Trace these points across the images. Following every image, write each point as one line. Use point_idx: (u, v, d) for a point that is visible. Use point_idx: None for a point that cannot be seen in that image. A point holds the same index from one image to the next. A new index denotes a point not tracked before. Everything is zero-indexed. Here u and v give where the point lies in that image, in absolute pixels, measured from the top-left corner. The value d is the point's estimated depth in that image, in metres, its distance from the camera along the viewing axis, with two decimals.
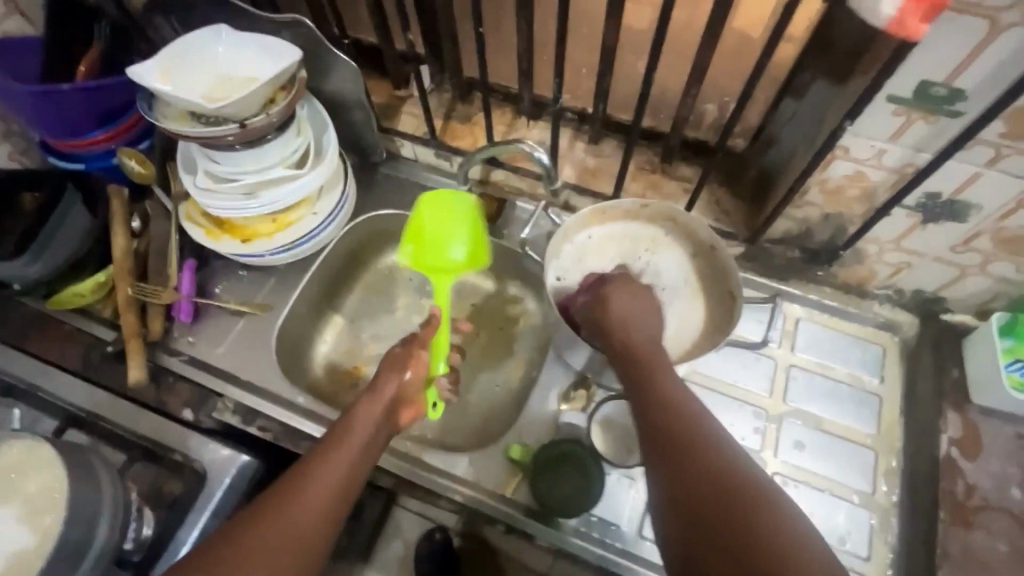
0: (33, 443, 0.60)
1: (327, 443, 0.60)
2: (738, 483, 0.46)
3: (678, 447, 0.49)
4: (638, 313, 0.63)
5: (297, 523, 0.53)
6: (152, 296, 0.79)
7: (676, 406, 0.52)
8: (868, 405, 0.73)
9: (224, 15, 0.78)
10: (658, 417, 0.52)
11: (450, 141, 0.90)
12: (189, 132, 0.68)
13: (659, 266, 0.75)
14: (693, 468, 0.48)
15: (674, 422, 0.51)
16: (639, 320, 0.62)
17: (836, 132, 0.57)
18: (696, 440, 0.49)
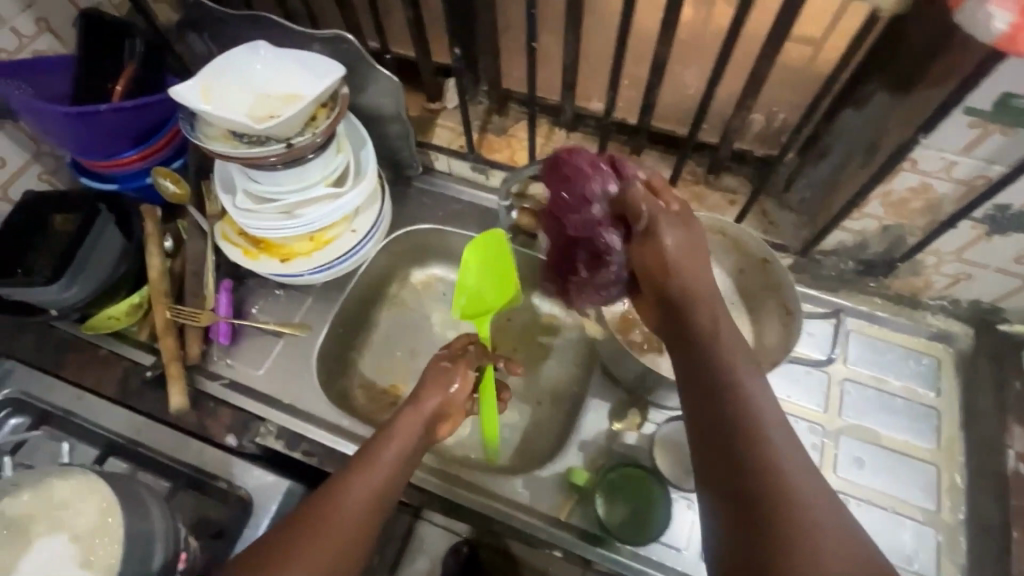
0: (83, 477, 0.58)
1: (370, 450, 0.60)
2: (798, 482, 0.45)
3: (733, 427, 0.48)
4: (688, 260, 0.59)
5: (334, 533, 0.54)
6: (192, 319, 0.77)
7: (736, 382, 0.50)
8: (926, 419, 0.72)
9: (260, 31, 0.76)
10: (712, 388, 0.51)
11: (486, 154, 0.88)
12: (235, 153, 0.66)
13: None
14: (747, 452, 0.46)
15: (737, 397, 0.49)
16: (694, 271, 0.58)
17: (907, 144, 0.56)
18: (755, 422, 0.48)
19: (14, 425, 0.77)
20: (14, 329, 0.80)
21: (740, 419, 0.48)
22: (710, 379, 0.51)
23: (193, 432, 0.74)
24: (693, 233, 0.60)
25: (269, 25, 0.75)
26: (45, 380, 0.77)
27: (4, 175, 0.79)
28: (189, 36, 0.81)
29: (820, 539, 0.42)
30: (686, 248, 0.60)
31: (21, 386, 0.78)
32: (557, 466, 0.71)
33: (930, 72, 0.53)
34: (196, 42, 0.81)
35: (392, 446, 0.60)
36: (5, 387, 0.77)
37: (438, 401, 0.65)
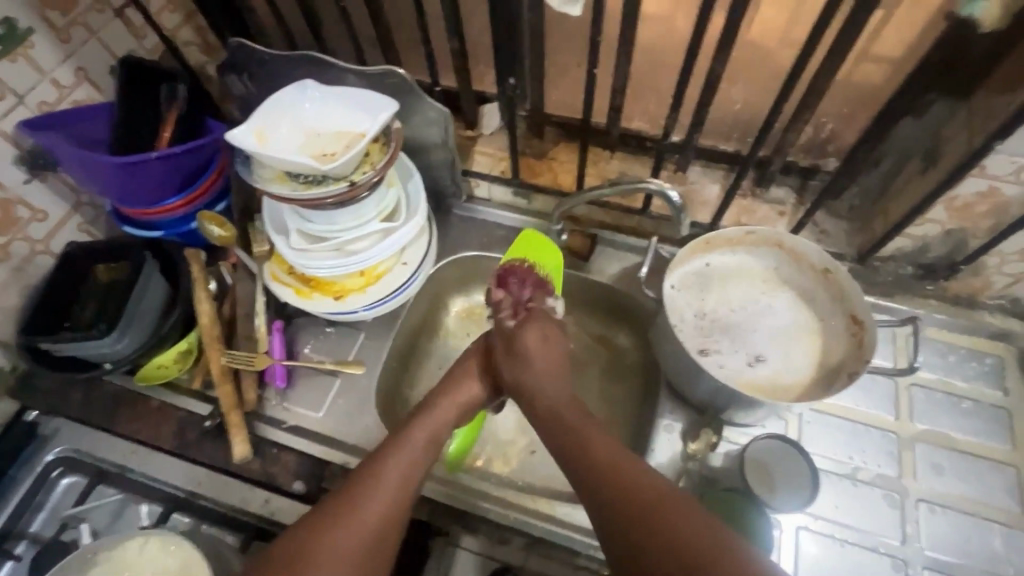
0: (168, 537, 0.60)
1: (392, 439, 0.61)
2: (704, 544, 0.46)
3: (631, 530, 0.50)
4: (546, 368, 0.67)
5: (362, 518, 0.54)
6: (247, 363, 0.76)
7: (623, 485, 0.52)
8: (998, 420, 0.71)
9: (301, 69, 0.75)
10: (602, 505, 0.53)
11: (529, 180, 0.87)
12: (297, 195, 0.65)
13: (775, 310, 0.73)
14: (651, 554, 0.48)
15: (622, 503, 0.51)
16: (550, 378, 0.67)
17: (981, 151, 0.56)
18: (656, 516, 0.49)
19: (67, 485, 0.75)
20: (62, 385, 0.78)
21: (639, 521, 0.50)
22: (595, 487, 0.54)
23: (258, 480, 0.72)
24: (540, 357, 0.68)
25: (312, 64, 0.73)
26: (96, 438, 0.76)
27: (46, 228, 0.77)
28: (228, 78, 0.80)
29: None
30: (545, 351, 0.69)
31: (72, 445, 0.76)
32: None
33: (1012, 81, 0.53)
34: (235, 84, 0.80)
35: (419, 428, 0.63)
36: (56, 447, 0.76)
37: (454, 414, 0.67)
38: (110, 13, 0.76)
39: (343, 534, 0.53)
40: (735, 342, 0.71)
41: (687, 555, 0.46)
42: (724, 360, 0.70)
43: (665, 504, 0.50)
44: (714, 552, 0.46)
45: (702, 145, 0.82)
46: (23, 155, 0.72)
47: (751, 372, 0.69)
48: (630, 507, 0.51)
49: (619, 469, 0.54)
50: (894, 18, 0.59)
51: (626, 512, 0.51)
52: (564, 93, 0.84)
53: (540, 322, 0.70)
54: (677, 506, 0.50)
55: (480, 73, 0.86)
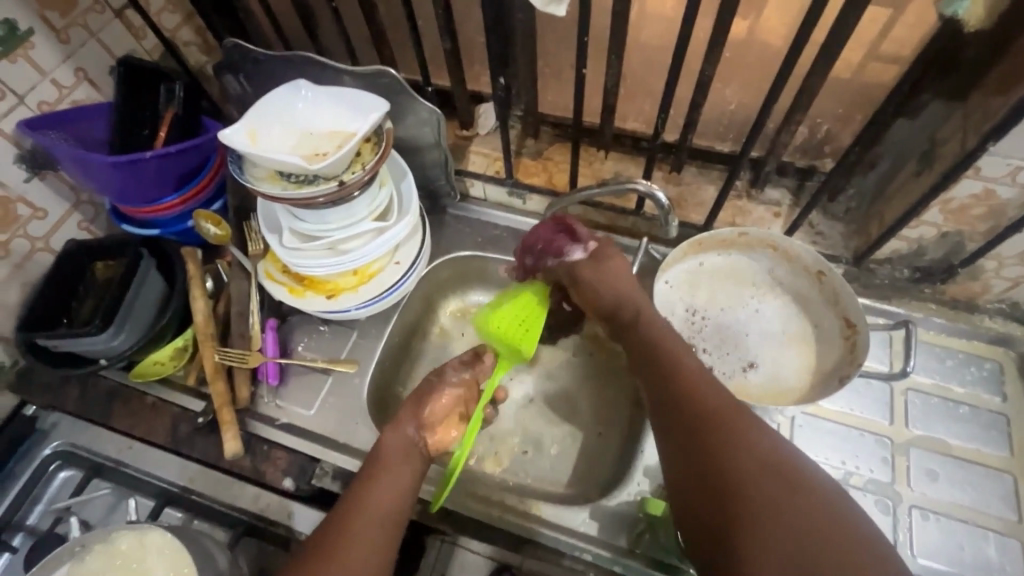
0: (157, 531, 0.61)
1: (380, 459, 0.62)
2: (784, 461, 0.52)
3: (708, 433, 0.54)
4: (623, 283, 0.68)
5: (370, 531, 0.56)
6: (239, 361, 0.76)
7: (701, 394, 0.57)
8: (996, 426, 0.70)
9: (296, 69, 0.75)
10: (679, 404, 0.57)
11: (523, 179, 0.87)
12: (287, 194, 0.66)
13: (765, 314, 0.73)
14: (722, 452, 0.53)
15: (698, 408, 0.56)
16: (625, 292, 0.67)
17: (976, 153, 0.55)
18: (740, 431, 0.54)
19: (64, 479, 0.76)
20: (60, 380, 0.79)
21: (725, 431, 0.54)
22: (678, 400, 0.58)
23: (248, 476, 0.73)
24: (608, 273, 0.69)
25: (306, 64, 0.74)
26: (93, 432, 0.77)
27: (46, 226, 0.79)
28: (224, 78, 0.80)
29: (803, 493, 0.49)
30: (612, 273, 0.69)
31: (70, 439, 0.77)
32: (623, 495, 0.70)
33: (1006, 81, 0.52)
34: (232, 84, 0.81)
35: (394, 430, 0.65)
36: (54, 440, 0.77)
37: (417, 422, 0.66)
38: (110, 14, 0.77)
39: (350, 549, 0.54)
40: (720, 344, 0.71)
41: (763, 464, 0.51)
42: (710, 362, 0.70)
43: (747, 419, 0.55)
44: (791, 465, 0.51)
45: (697, 145, 0.81)
46: (23, 154, 0.73)
47: (737, 376, 0.69)
48: (709, 410, 0.56)
49: (696, 379, 0.59)
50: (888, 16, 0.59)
51: (705, 413, 0.55)
52: (559, 94, 0.84)
53: (619, 256, 0.70)
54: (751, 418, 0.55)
55: (475, 73, 0.86)
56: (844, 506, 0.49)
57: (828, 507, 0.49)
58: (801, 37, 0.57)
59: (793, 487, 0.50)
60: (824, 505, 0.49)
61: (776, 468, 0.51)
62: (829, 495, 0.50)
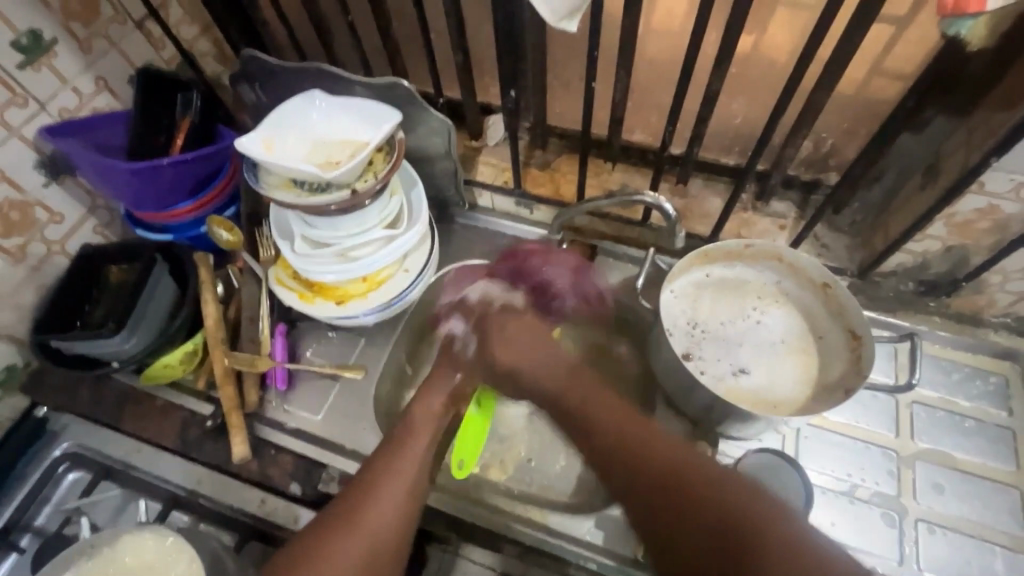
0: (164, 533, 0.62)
1: (405, 431, 0.65)
2: (737, 504, 0.51)
3: (672, 511, 0.54)
4: (524, 342, 0.70)
5: (388, 505, 0.59)
6: (248, 365, 0.77)
7: (651, 471, 0.56)
8: (1001, 440, 0.70)
9: (311, 78, 0.77)
10: (637, 482, 0.56)
11: (531, 189, 0.89)
12: (300, 201, 0.67)
13: (766, 325, 0.73)
14: (693, 532, 0.52)
15: (656, 484, 0.55)
16: (532, 361, 0.68)
17: (980, 167, 0.56)
18: (692, 490, 0.53)
19: (74, 480, 0.77)
20: (70, 382, 0.80)
21: (676, 494, 0.54)
22: (633, 479, 0.56)
23: (256, 480, 0.73)
24: (511, 350, 0.70)
25: (322, 75, 0.75)
26: (101, 434, 0.78)
27: (62, 230, 0.80)
28: (240, 88, 0.82)
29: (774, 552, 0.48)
30: (520, 343, 0.70)
31: (80, 441, 0.78)
32: None
33: (1012, 97, 0.53)
34: (247, 93, 0.83)
35: (416, 422, 0.66)
36: (64, 442, 0.78)
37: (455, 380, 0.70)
38: (131, 25, 0.79)
39: (371, 517, 0.57)
40: (715, 352, 0.71)
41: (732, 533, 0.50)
42: (705, 367, 0.70)
43: (691, 472, 0.54)
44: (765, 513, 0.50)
45: (704, 158, 0.83)
46: (43, 160, 0.75)
47: (729, 381, 0.69)
48: (666, 486, 0.55)
49: (644, 450, 0.57)
50: (893, 32, 0.60)
51: (664, 492, 0.54)
52: (567, 106, 0.85)
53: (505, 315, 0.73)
54: (707, 481, 0.54)
55: (485, 85, 0.88)
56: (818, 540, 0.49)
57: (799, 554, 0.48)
58: (807, 53, 0.58)
59: (759, 547, 0.49)
60: (805, 558, 0.48)
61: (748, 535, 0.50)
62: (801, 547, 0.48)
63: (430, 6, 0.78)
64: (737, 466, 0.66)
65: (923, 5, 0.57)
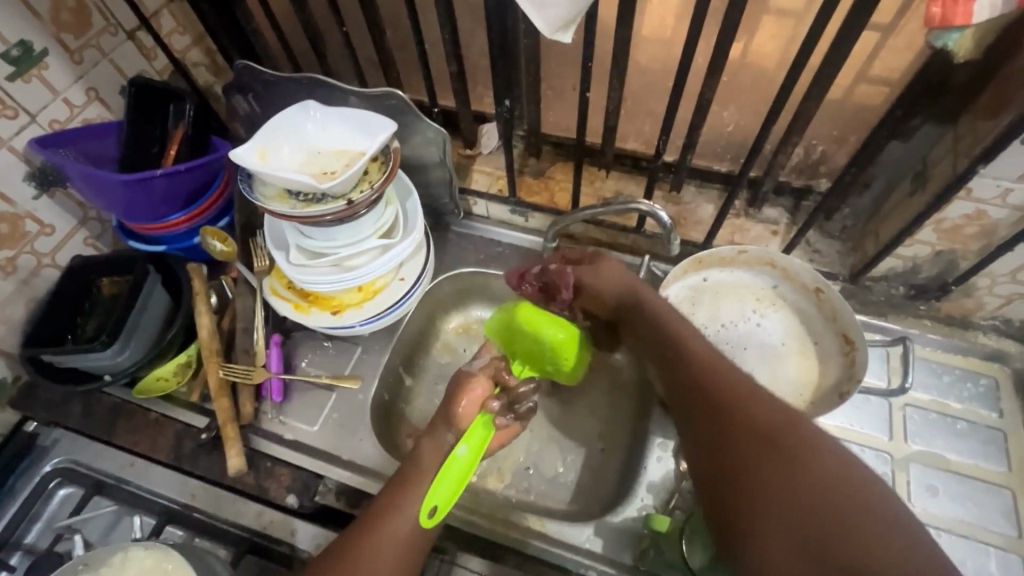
0: (155, 549, 0.62)
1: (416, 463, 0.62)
2: (776, 424, 0.49)
3: (714, 411, 0.52)
4: (616, 274, 0.69)
5: (384, 554, 0.56)
6: (244, 377, 0.76)
7: (700, 374, 0.56)
8: (993, 442, 0.71)
9: (304, 88, 0.77)
10: (688, 385, 0.56)
11: (526, 198, 0.89)
12: (295, 212, 0.66)
13: (767, 328, 0.73)
14: (730, 436, 0.50)
15: (704, 388, 0.55)
16: (619, 286, 0.68)
17: (967, 175, 0.57)
18: (732, 403, 0.52)
19: (64, 496, 0.76)
20: (62, 396, 0.79)
21: (713, 405, 0.53)
22: (684, 375, 0.57)
23: (253, 494, 0.73)
24: (607, 272, 0.69)
25: (315, 85, 0.75)
26: (94, 448, 0.77)
27: (52, 242, 0.79)
28: (234, 98, 0.82)
29: (807, 479, 0.44)
30: (606, 273, 0.69)
31: (71, 456, 0.77)
32: (629, 511, 0.70)
33: (998, 107, 0.54)
34: (241, 103, 0.82)
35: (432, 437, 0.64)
36: (54, 457, 0.77)
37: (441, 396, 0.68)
38: (123, 35, 0.78)
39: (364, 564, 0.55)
40: (717, 356, 0.72)
41: (767, 444, 0.48)
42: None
43: (727, 376, 0.54)
44: (804, 439, 0.47)
45: (696, 165, 0.84)
46: (33, 172, 0.74)
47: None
48: (714, 390, 0.54)
49: (703, 358, 0.57)
50: (874, 43, 0.61)
51: (711, 394, 0.54)
52: (561, 114, 0.86)
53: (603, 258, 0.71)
54: (759, 397, 0.51)
55: (479, 94, 0.88)
56: (865, 481, 0.44)
57: (839, 482, 0.44)
58: (798, 63, 0.59)
59: (791, 466, 0.46)
60: (843, 492, 0.43)
61: (781, 445, 0.47)
62: (843, 480, 0.44)
63: (424, 17, 0.78)
64: None
65: (908, 15, 0.58)
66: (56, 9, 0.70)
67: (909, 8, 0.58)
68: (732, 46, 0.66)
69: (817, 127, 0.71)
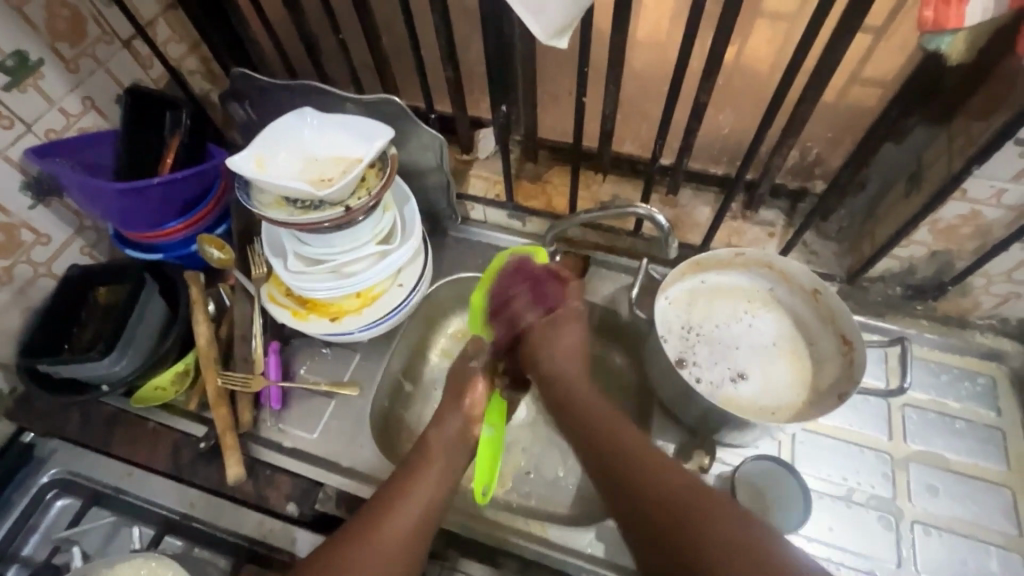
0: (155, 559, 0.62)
1: (413, 467, 0.64)
2: (730, 534, 0.50)
3: (668, 528, 0.52)
4: (572, 349, 0.72)
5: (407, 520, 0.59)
6: (243, 385, 0.76)
7: (645, 490, 0.56)
8: (991, 441, 0.71)
9: (300, 95, 0.77)
10: (634, 505, 0.56)
11: (524, 202, 0.89)
12: (293, 219, 0.66)
13: (759, 329, 0.74)
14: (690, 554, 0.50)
15: (654, 505, 0.54)
16: (570, 359, 0.71)
17: (961, 175, 0.58)
18: (685, 519, 0.52)
19: (63, 507, 0.76)
20: (58, 407, 0.79)
21: (665, 522, 0.53)
22: (628, 495, 0.57)
23: (252, 502, 0.73)
24: (561, 339, 0.73)
25: (311, 91, 0.75)
26: (91, 458, 0.76)
27: (48, 251, 0.79)
28: (230, 106, 0.82)
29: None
30: (564, 340, 0.73)
31: (68, 466, 0.77)
32: None
33: (991, 108, 0.55)
34: (237, 111, 0.82)
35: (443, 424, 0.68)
36: (51, 468, 0.77)
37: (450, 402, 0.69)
38: (119, 44, 0.78)
39: (380, 543, 0.57)
40: (711, 356, 0.72)
41: (733, 556, 0.48)
42: (700, 373, 0.71)
43: (671, 491, 0.55)
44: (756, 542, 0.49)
45: (693, 168, 0.84)
46: (29, 181, 0.74)
47: (727, 388, 0.70)
48: (661, 508, 0.54)
49: (645, 470, 0.57)
50: (866, 45, 0.62)
51: (659, 514, 0.54)
52: (558, 119, 0.86)
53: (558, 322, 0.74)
54: (705, 507, 0.52)
55: (476, 99, 0.89)
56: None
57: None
58: (792, 67, 0.60)
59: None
60: None
61: (743, 556, 0.48)
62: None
63: (420, 23, 0.79)
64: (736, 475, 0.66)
65: (902, 17, 0.59)
66: (52, 19, 0.70)
67: (902, 10, 0.58)
68: (726, 50, 0.67)
69: (812, 129, 0.72)
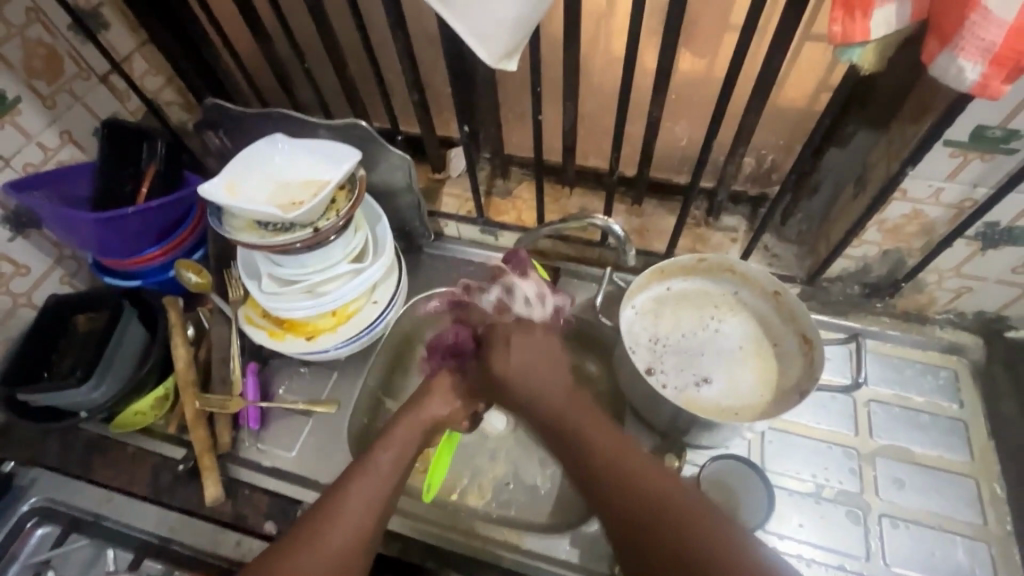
0: None
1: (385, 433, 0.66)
2: (696, 519, 0.52)
3: (640, 510, 0.54)
4: (533, 364, 0.64)
5: (364, 491, 0.60)
6: (220, 407, 0.77)
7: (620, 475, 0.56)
8: (955, 432, 0.73)
9: (272, 123, 0.79)
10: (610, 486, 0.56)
11: (494, 217, 0.92)
12: (264, 242, 0.69)
13: (725, 333, 0.76)
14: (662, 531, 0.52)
15: (627, 487, 0.55)
16: (534, 369, 0.64)
17: (899, 177, 0.61)
18: (660, 501, 0.54)
19: (42, 535, 0.76)
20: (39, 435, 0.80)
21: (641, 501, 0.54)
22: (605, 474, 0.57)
23: (231, 522, 0.73)
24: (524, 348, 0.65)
25: (282, 119, 0.78)
26: (69, 485, 0.77)
27: (28, 282, 0.81)
28: (205, 135, 0.85)
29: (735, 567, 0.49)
30: (526, 351, 0.65)
31: (48, 494, 0.77)
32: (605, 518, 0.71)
33: (920, 113, 0.58)
34: (212, 139, 0.85)
35: (434, 396, 0.69)
36: (31, 497, 0.77)
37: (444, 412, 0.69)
38: (95, 79, 0.81)
39: (345, 513, 0.58)
40: (677, 364, 0.74)
41: (697, 542, 0.51)
42: (667, 379, 0.72)
43: (645, 472, 0.56)
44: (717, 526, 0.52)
45: (655, 178, 0.87)
46: (7, 216, 0.76)
47: (692, 390, 0.71)
48: (638, 490, 0.55)
49: (618, 455, 0.57)
50: (804, 57, 0.65)
51: (635, 494, 0.55)
52: (524, 136, 0.89)
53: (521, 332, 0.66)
54: (677, 493, 0.54)
55: (445, 119, 0.91)
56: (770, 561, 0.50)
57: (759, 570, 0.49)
58: (734, 79, 0.63)
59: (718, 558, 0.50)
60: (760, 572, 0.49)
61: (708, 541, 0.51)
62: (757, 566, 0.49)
63: (386, 50, 0.82)
64: (702, 475, 0.68)
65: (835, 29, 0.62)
66: (28, 58, 0.73)
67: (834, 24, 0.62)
68: (674, 65, 0.70)
69: (762, 135, 0.75)
